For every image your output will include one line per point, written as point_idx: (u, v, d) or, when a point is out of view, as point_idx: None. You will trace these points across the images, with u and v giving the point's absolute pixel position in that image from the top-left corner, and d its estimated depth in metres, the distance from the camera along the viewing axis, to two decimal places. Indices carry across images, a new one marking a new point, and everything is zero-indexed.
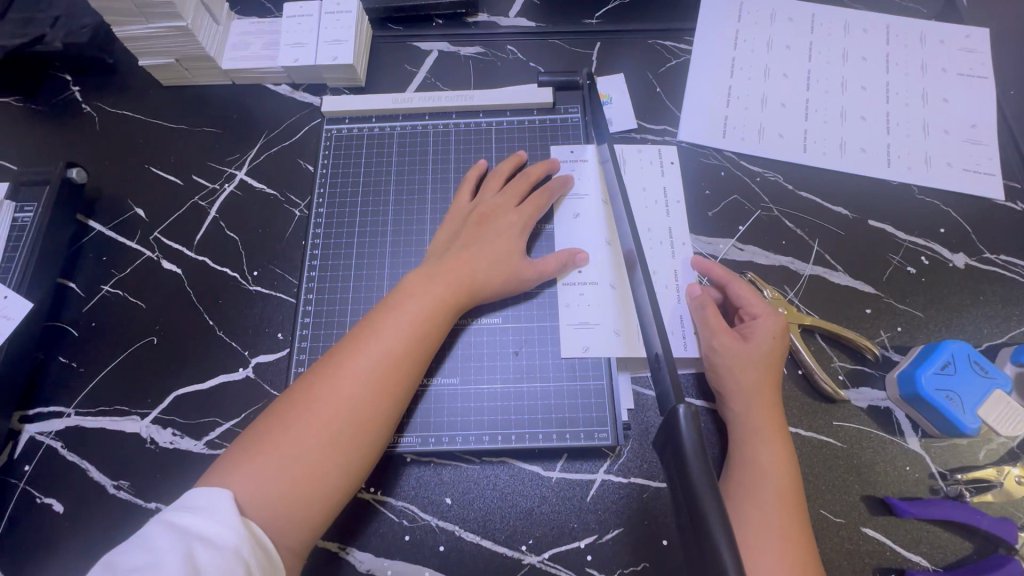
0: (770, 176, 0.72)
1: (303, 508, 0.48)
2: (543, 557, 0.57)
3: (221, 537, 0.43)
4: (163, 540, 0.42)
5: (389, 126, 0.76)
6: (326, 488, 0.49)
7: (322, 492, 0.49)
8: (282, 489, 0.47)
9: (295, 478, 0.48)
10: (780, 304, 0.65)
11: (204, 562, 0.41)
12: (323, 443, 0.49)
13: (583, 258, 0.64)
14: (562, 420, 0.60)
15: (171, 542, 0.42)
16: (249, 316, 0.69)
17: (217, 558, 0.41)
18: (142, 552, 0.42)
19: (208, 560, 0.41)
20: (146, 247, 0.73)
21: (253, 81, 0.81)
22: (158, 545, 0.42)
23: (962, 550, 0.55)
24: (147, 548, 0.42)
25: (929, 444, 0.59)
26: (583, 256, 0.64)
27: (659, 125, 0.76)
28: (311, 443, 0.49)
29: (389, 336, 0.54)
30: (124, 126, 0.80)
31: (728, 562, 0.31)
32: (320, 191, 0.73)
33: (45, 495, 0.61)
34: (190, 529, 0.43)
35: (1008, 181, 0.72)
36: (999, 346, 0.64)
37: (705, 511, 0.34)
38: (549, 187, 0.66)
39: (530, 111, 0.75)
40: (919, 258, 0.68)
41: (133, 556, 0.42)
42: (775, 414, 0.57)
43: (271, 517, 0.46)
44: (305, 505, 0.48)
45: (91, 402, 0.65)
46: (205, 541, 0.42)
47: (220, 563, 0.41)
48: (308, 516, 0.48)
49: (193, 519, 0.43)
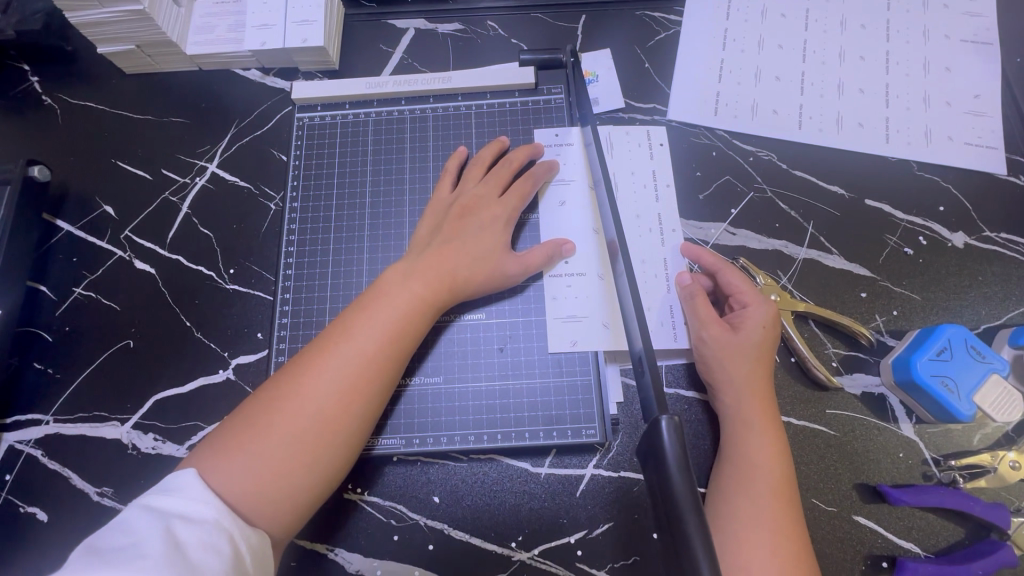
0: (764, 155, 0.69)
1: (273, 508, 0.47)
2: (533, 553, 0.57)
3: (201, 513, 0.43)
4: (139, 520, 0.41)
5: (364, 112, 0.72)
6: (294, 489, 0.48)
7: (291, 493, 0.48)
8: (251, 486, 0.46)
9: (264, 477, 0.47)
10: (772, 290, 0.63)
11: (186, 537, 0.41)
12: (293, 440, 0.48)
13: (569, 248, 0.62)
14: (549, 417, 0.59)
15: (148, 521, 0.41)
16: (226, 316, 0.67)
17: (199, 533, 0.42)
18: (118, 533, 0.41)
19: (190, 534, 0.41)
20: (117, 247, 0.70)
21: (220, 66, 0.76)
22: (134, 525, 0.41)
23: (954, 536, 0.55)
24: (124, 531, 0.41)
25: (922, 430, 0.58)
26: (570, 246, 0.62)
27: (648, 104, 0.72)
28: (281, 439, 0.48)
29: (361, 335, 0.52)
30: (87, 118, 0.76)
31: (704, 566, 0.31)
32: (294, 183, 0.70)
33: (29, 503, 0.60)
34: (167, 509, 0.43)
35: (1011, 154, 0.69)
36: (996, 328, 0.62)
37: (688, 532, 0.32)
38: (533, 174, 0.63)
39: (512, 92, 0.71)
40: (916, 238, 0.66)
41: (109, 536, 0.41)
42: (769, 406, 0.55)
43: (241, 512, 0.46)
44: (274, 506, 0.47)
45: (70, 408, 0.64)
46: (184, 518, 0.42)
47: (203, 536, 0.42)
48: (278, 517, 0.47)
49: (169, 499, 0.43)
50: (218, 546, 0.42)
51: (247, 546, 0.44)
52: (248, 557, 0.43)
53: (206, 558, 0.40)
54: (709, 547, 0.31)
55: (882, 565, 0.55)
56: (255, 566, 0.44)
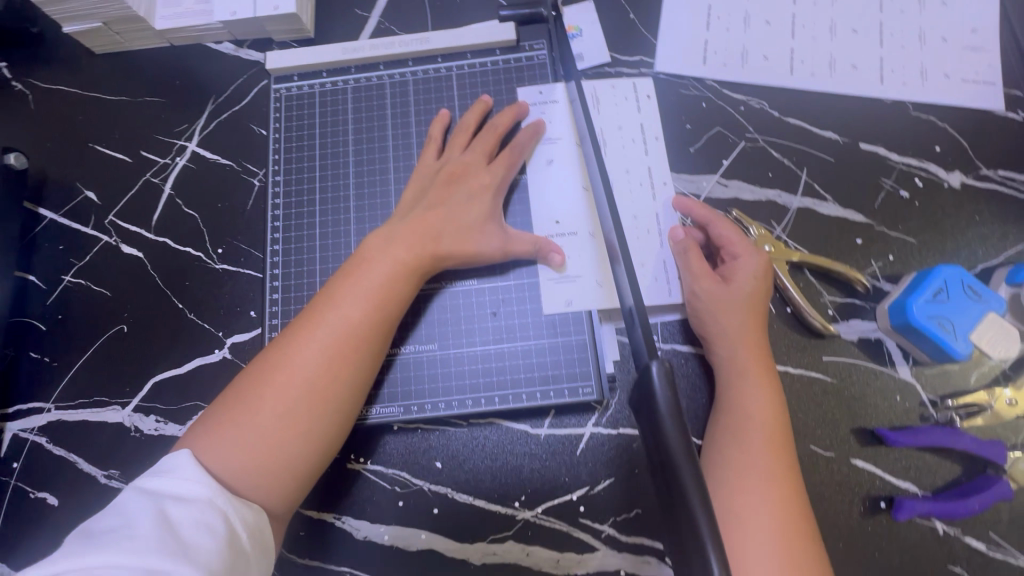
0: (755, 104, 0.67)
1: (269, 479, 0.47)
2: (537, 511, 0.58)
3: (192, 492, 0.43)
4: (132, 502, 0.42)
5: (342, 80, 0.70)
6: (289, 459, 0.48)
7: (286, 462, 0.48)
8: (244, 460, 0.47)
9: (257, 450, 0.47)
10: (767, 241, 0.62)
11: (178, 517, 0.42)
12: (283, 413, 0.48)
13: (558, 260, 0.60)
14: (545, 378, 0.59)
15: (140, 504, 0.42)
16: (218, 296, 0.66)
17: (192, 512, 0.42)
18: (113, 516, 0.42)
19: (183, 513, 0.42)
20: (103, 232, 0.69)
21: (191, 41, 0.74)
22: (127, 508, 0.42)
23: (952, 474, 0.56)
24: (119, 513, 0.42)
25: (920, 372, 0.58)
26: (558, 258, 0.60)
27: (634, 56, 0.70)
28: (271, 413, 0.48)
29: (344, 304, 0.52)
30: (60, 101, 0.74)
31: (699, 515, 0.31)
32: (275, 158, 0.69)
33: (39, 489, 0.61)
34: (160, 490, 0.44)
35: (1009, 89, 0.67)
36: (994, 267, 0.62)
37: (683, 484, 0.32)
38: (518, 143, 0.62)
39: (493, 50, 0.69)
40: (912, 181, 0.64)
41: (104, 519, 0.42)
42: (765, 358, 0.55)
43: (238, 487, 0.46)
44: (270, 477, 0.47)
45: (70, 395, 0.64)
46: (177, 498, 0.43)
47: (196, 515, 0.42)
48: (276, 487, 0.48)
49: (162, 480, 0.44)
50: (211, 525, 0.42)
51: (242, 522, 0.44)
52: (245, 534, 0.44)
53: (200, 537, 0.41)
54: (702, 492, 0.32)
55: (880, 506, 0.55)
56: (252, 541, 0.45)
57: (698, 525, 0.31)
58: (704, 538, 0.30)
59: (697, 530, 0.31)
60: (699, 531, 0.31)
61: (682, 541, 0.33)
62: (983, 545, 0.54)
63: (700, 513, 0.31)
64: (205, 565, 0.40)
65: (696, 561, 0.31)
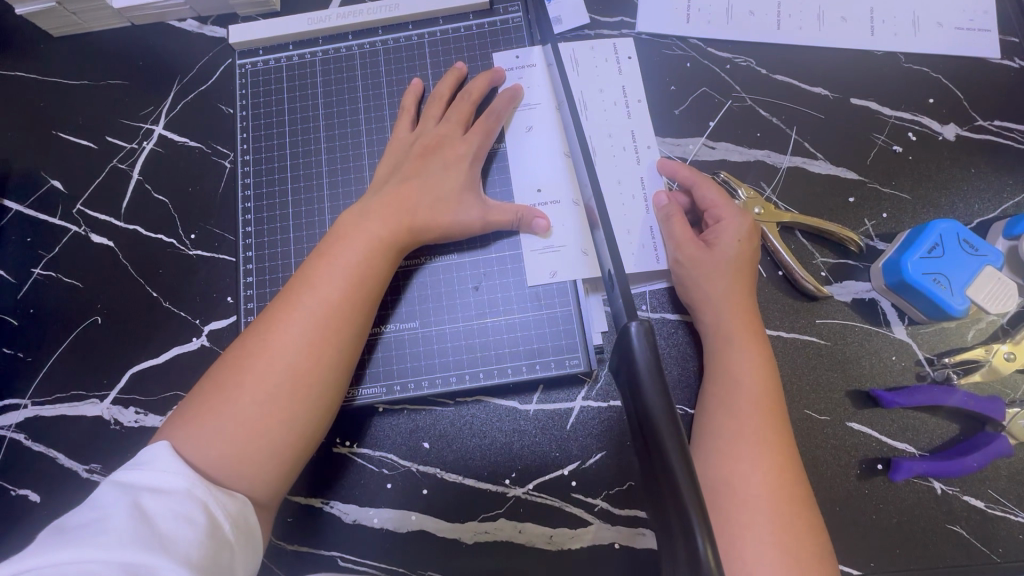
0: (741, 61, 0.65)
1: (251, 467, 0.46)
2: (528, 488, 0.56)
3: (170, 484, 0.42)
4: (107, 495, 0.41)
5: (310, 52, 0.67)
6: (271, 447, 0.46)
7: (269, 450, 0.46)
8: (225, 450, 0.45)
9: (237, 439, 0.45)
10: (757, 203, 0.59)
11: (155, 509, 0.40)
12: (263, 400, 0.46)
13: (543, 224, 0.57)
14: (532, 351, 0.57)
15: (115, 497, 0.40)
16: (194, 283, 0.64)
17: (169, 503, 0.41)
18: (86, 510, 0.40)
19: (159, 505, 0.40)
20: (71, 222, 0.67)
21: (153, 19, 0.70)
22: (100, 502, 0.40)
23: (949, 433, 0.55)
24: (92, 507, 0.40)
25: (916, 331, 0.57)
26: (544, 222, 0.57)
27: (615, 16, 0.67)
28: (250, 401, 0.46)
29: (322, 285, 0.50)
30: (17, 87, 0.70)
31: (677, 468, 0.31)
32: (243, 136, 0.66)
33: (19, 486, 0.60)
34: (135, 483, 0.42)
35: (1004, 36, 0.64)
36: (990, 222, 0.60)
37: (664, 447, 0.32)
38: (495, 108, 0.59)
39: (466, 15, 0.66)
40: (906, 135, 0.62)
41: (77, 514, 0.40)
42: (755, 324, 0.53)
43: (219, 477, 0.45)
44: (252, 465, 0.46)
45: (47, 391, 0.63)
46: (154, 490, 0.41)
47: (174, 506, 0.41)
48: (259, 475, 0.46)
49: (138, 473, 0.42)
50: (191, 516, 0.41)
51: (224, 512, 0.43)
52: (227, 523, 0.43)
53: (178, 529, 0.40)
54: (680, 448, 0.32)
55: (877, 468, 0.54)
56: (235, 531, 0.43)
57: (683, 495, 0.30)
58: (689, 507, 0.30)
59: (682, 503, 0.30)
60: (683, 501, 0.30)
61: (666, 520, 0.32)
62: (982, 503, 0.53)
63: (683, 479, 0.31)
64: (184, 556, 0.39)
65: (681, 539, 0.30)
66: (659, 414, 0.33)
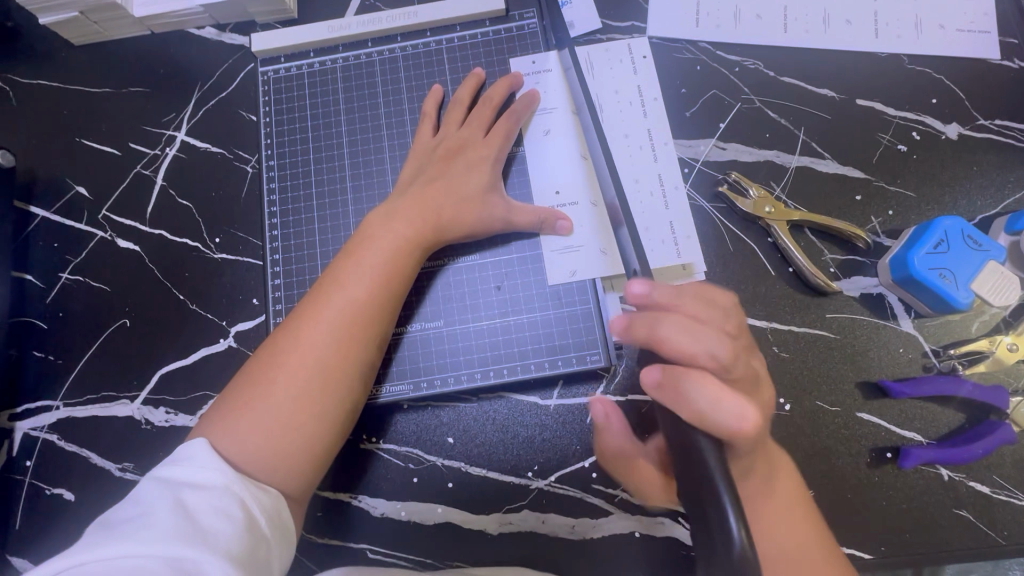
0: (750, 64, 0.66)
1: (285, 462, 0.47)
2: (550, 480, 0.58)
3: (208, 479, 0.43)
4: (150, 491, 0.42)
5: (330, 59, 0.69)
6: (303, 441, 0.48)
7: (301, 445, 0.48)
8: (259, 445, 0.47)
9: (271, 434, 0.47)
10: (767, 202, 0.61)
11: (196, 505, 0.42)
12: (294, 395, 0.48)
13: (565, 225, 0.60)
14: (553, 347, 0.59)
15: (158, 493, 0.42)
16: (219, 286, 0.66)
17: (208, 498, 0.42)
18: (132, 506, 0.42)
19: (199, 501, 0.42)
20: (97, 228, 0.68)
21: (173, 27, 0.71)
22: (145, 498, 0.42)
23: (955, 422, 0.57)
24: (137, 502, 0.42)
25: (922, 324, 0.59)
26: (566, 222, 0.60)
27: (627, 21, 0.68)
28: (281, 397, 0.48)
29: (350, 283, 0.52)
30: (40, 96, 0.71)
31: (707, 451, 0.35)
32: (267, 142, 0.68)
33: (54, 485, 0.62)
34: (177, 478, 0.43)
35: (1004, 37, 0.66)
36: (992, 217, 0.62)
37: (696, 436, 0.36)
38: (514, 109, 0.61)
39: (482, 21, 0.68)
40: (909, 134, 0.64)
41: (124, 508, 0.42)
42: (754, 477, 0.46)
43: (255, 472, 0.46)
44: (285, 459, 0.47)
45: (78, 392, 0.64)
46: (193, 486, 0.43)
47: (213, 501, 0.42)
48: (291, 470, 0.48)
49: (178, 469, 0.44)
50: (229, 511, 0.42)
51: (259, 508, 0.44)
52: (263, 518, 0.44)
53: (218, 525, 0.41)
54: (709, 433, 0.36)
55: (886, 456, 0.56)
56: (271, 526, 0.44)
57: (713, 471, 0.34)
58: (719, 479, 0.34)
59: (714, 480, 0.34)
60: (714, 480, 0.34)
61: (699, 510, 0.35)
62: (987, 488, 0.56)
63: (713, 458, 0.35)
64: (225, 551, 0.40)
65: (716, 521, 0.33)
66: (700, 431, 0.36)
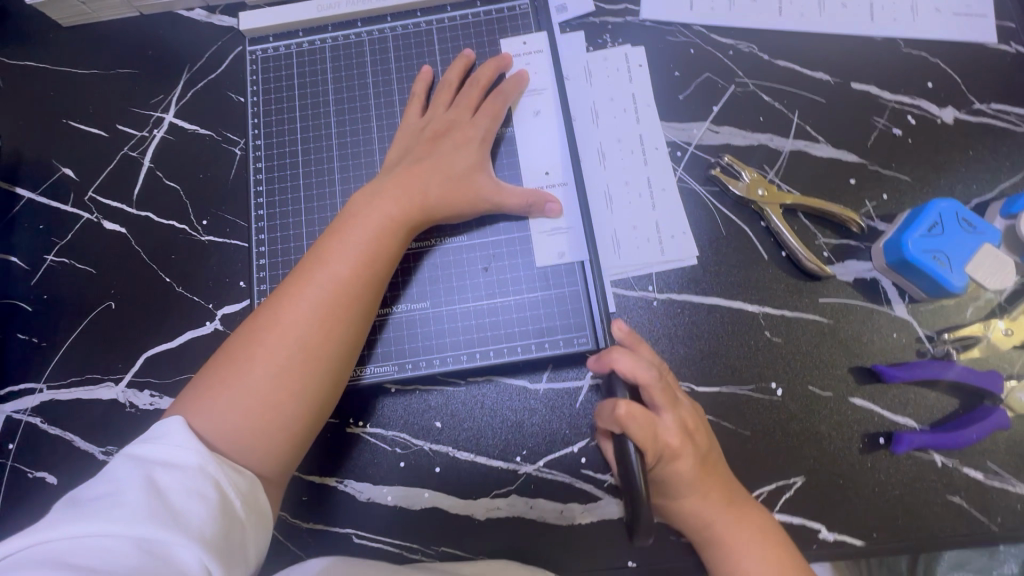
0: (744, 48, 0.66)
1: (262, 440, 0.47)
2: (538, 465, 0.58)
3: (182, 459, 0.42)
4: (121, 469, 0.41)
5: (319, 39, 0.68)
6: (284, 421, 0.47)
7: (280, 422, 0.47)
8: (238, 423, 0.46)
9: (250, 412, 0.46)
10: (760, 184, 0.60)
11: (169, 484, 0.41)
12: (274, 374, 0.47)
13: (554, 207, 0.59)
14: (540, 330, 0.58)
15: (129, 471, 0.41)
16: (206, 269, 0.65)
17: (181, 478, 0.41)
18: (100, 484, 0.41)
19: (172, 480, 0.41)
20: (83, 210, 0.68)
21: (162, 8, 0.71)
22: (115, 476, 0.41)
23: (949, 408, 0.56)
24: (107, 480, 0.41)
25: (916, 309, 0.58)
26: (555, 205, 0.59)
27: (619, 3, 0.67)
28: (261, 375, 0.47)
29: (334, 262, 0.51)
30: (27, 77, 0.71)
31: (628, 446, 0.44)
32: (254, 123, 0.67)
33: (36, 469, 0.61)
34: (149, 457, 0.42)
35: (1001, 21, 0.65)
36: (988, 202, 0.61)
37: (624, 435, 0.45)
38: (502, 90, 0.60)
39: (474, 2, 0.67)
40: (905, 118, 0.63)
41: (92, 487, 0.41)
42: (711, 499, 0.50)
43: (234, 451, 0.46)
44: (264, 438, 0.47)
45: (62, 374, 0.63)
46: (167, 466, 0.42)
47: (186, 482, 0.41)
48: (271, 449, 0.47)
49: (150, 447, 0.43)
50: (203, 492, 0.41)
51: (235, 490, 0.44)
52: (238, 500, 0.43)
53: (191, 506, 0.40)
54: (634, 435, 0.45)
55: (879, 442, 0.56)
56: (246, 508, 0.44)
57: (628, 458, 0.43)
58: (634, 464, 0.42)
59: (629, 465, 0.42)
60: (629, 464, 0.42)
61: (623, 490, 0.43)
62: (981, 474, 0.55)
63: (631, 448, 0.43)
64: (198, 533, 0.39)
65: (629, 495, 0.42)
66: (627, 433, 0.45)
